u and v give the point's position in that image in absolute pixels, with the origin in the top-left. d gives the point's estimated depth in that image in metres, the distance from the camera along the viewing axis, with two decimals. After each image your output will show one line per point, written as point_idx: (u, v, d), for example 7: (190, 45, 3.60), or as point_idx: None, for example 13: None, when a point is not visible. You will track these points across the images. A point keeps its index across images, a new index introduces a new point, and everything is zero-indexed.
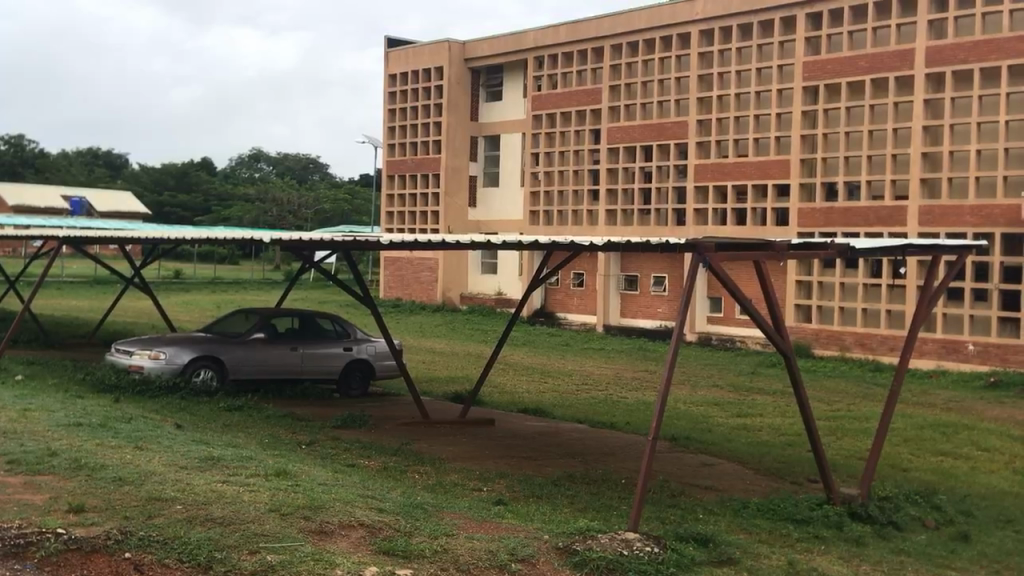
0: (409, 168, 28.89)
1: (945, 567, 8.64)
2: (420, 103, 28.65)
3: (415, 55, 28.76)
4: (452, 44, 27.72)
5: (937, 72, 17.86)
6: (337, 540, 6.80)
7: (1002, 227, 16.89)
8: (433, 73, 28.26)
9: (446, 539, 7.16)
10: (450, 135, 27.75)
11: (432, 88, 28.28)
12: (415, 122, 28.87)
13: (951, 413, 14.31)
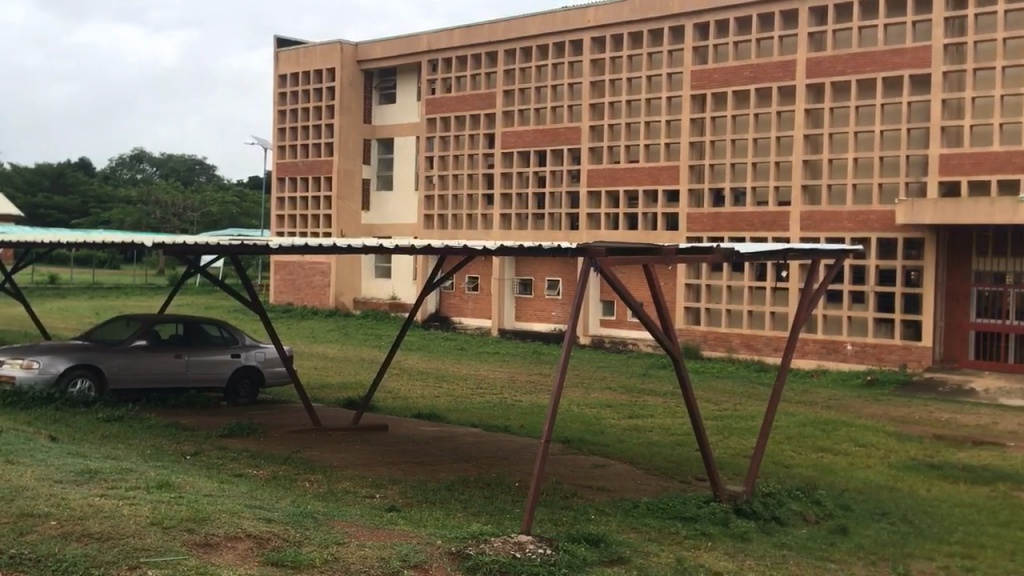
0: (300, 171, 28.44)
1: (824, 560, 8.97)
2: (311, 105, 28.16)
3: (307, 56, 28.31)
4: (344, 46, 27.36)
5: (817, 83, 18.59)
6: (223, 552, 6.61)
7: (877, 232, 17.71)
8: (325, 74, 27.85)
9: (338, 548, 7.05)
10: (343, 138, 27.42)
11: (324, 90, 27.87)
12: (306, 124, 28.41)
13: (830, 410, 14.89)
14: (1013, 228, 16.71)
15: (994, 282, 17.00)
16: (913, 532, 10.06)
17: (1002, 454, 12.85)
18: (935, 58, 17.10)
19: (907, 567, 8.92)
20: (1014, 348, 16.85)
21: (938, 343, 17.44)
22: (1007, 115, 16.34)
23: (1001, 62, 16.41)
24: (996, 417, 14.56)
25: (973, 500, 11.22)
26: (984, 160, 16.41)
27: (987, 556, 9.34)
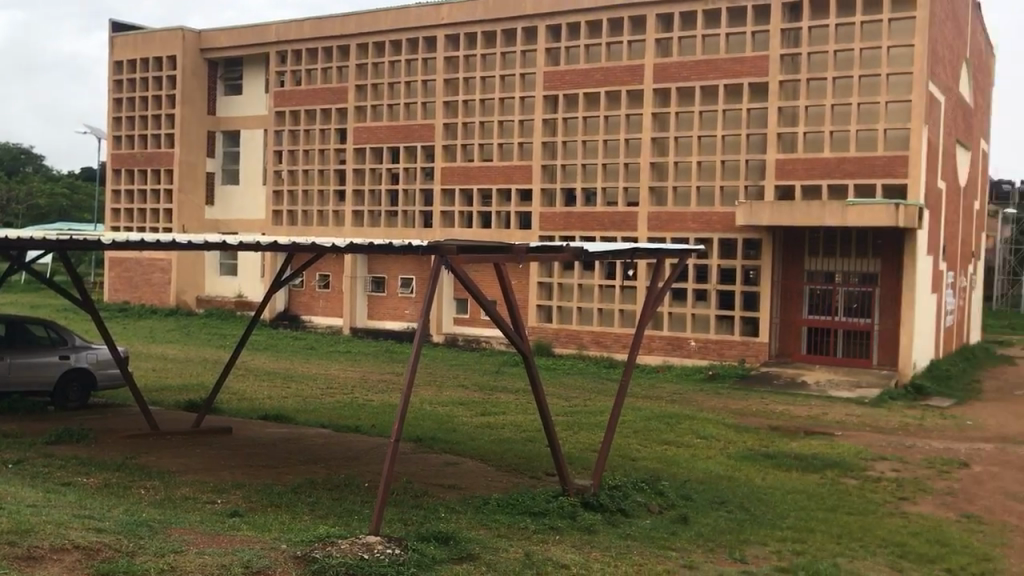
0: (138, 163, 27.17)
1: (667, 548, 9.26)
2: (150, 94, 26.96)
3: (145, 43, 27.08)
4: (186, 33, 26.33)
5: (663, 88, 19.23)
6: (46, 567, 6.21)
7: (718, 232, 18.48)
8: (165, 62, 26.71)
9: (175, 557, 6.75)
10: (185, 129, 26.37)
11: (164, 78, 26.72)
12: (145, 114, 27.15)
13: (674, 404, 15.42)
14: (842, 229, 17.85)
15: (824, 281, 18.04)
16: (749, 519, 10.54)
17: (830, 443, 13.64)
18: (773, 67, 17.98)
19: (743, 553, 9.33)
20: (841, 343, 17.94)
21: (773, 339, 18.33)
22: (837, 124, 17.38)
23: (832, 74, 17.45)
24: (826, 408, 15.45)
25: (804, 487, 11.86)
26: (816, 165, 17.39)
27: (815, 539, 9.87)
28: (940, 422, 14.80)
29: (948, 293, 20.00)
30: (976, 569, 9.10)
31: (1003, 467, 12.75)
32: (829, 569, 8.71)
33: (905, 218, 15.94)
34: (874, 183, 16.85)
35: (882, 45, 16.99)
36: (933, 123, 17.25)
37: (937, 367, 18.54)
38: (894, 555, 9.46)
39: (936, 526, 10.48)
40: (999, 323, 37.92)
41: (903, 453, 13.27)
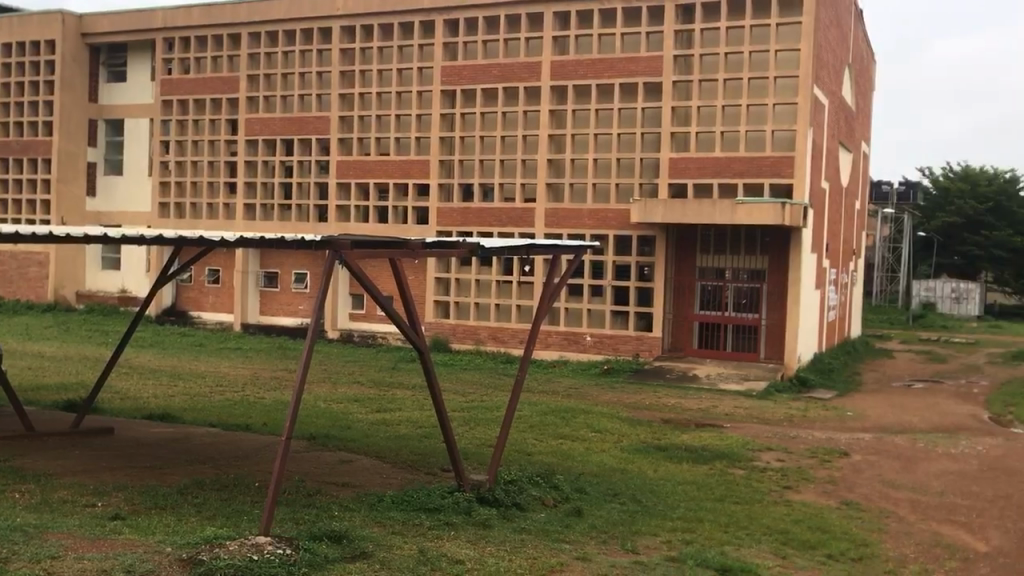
0: (14, 152, 25.89)
1: (560, 541, 9.34)
2: (26, 79, 25.70)
3: (21, 25, 25.80)
4: (66, 17, 25.21)
5: (560, 86, 19.41)
6: None
7: (614, 229, 18.78)
8: (43, 46, 25.52)
9: (50, 563, 6.45)
10: (64, 117, 25.26)
11: (41, 63, 25.52)
12: (21, 100, 25.88)
13: (570, 399, 15.60)
14: (731, 227, 18.39)
15: (714, 277, 18.56)
16: (641, 510, 10.74)
17: (718, 434, 14.03)
18: (666, 67, 18.38)
19: (635, 543, 9.50)
20: (730, 338, 18.50)
21: (666, 334, 18.76)
22: (728, 124, 17.89)
23: (723, 75, 17.95)
24: (716, 400, 15.89)
25: (694, 478, 12.16)
26: (708, 164, 17.84)
27: (704, 529, 10.12)
28: (822, 413, 15.40)
29: (830, 290, 20.83)
30: (854, 554, 9.49)
31: (881, 455, 13.36)
32: (717, 557, 8.95)
33: (790, 217, 16.52)
34: (762, 182, 17.41)
35: (770, 48, 17.57)
36: (817, 125, 17.93)
37: (821, 361, 19.29)
38: (778, 543, 9.78)
39: (818, 514, 10.89)
40: (877, 318, 39.70)
41: (788, 443, 13.76)
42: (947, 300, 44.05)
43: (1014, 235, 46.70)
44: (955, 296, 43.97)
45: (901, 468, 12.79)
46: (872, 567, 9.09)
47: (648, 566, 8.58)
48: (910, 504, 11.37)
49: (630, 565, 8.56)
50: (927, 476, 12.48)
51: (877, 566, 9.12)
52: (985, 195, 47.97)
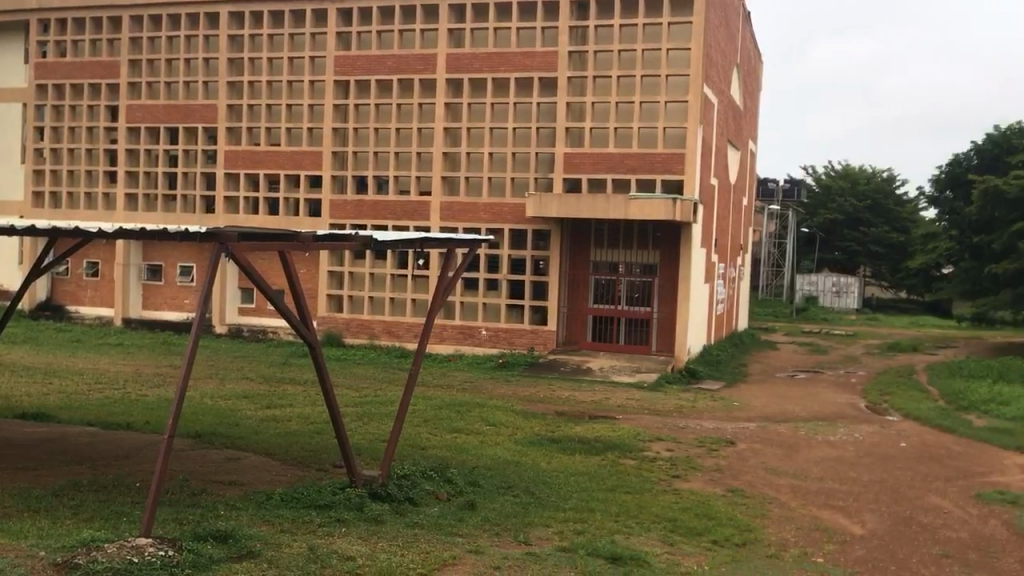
0: None
1: (452, 535, 9.30)
2: None
3: None
4: None
5: (456, 78, 19.37)
6: None
7: (509, 223, 18.88)
8: None
9: None
10: None
11: None
12: None
13: (464, 392, 15.60)
14: (624, 222, 18.72)
15: (608, 271, 18.88)
16: (534, 502, 10.81)
17: (610, 426, 14.25)
18: (561, 63, 18.54)
19: (527, 535, 9.54)
20: (623, 331, 18.87)
21: (561, 327, 18.97)
22: (621, 120, 18.19)
23: (616, 72, 18.23)
24: (609, 392, 16.15)
25: (587, 469, 12.31)
26: (602, 159, 18.09)
27: (596, 519, 10.25)
28: (710, 404, 15.83)
29: (719, 284, 21.45)
30: (739, 539, 9.75)
31: (765, 444, 13.81)
32: (607, 546, 9.04)
33: (682, 213, 16.90)
34: (655, 179, 17.76)
35: (662, 47, 17.93)
36: (707, 123, 18.42)
37: (710, 353, 19.83)
38: (666, 530, 9.97)
39: (705, 501, 11.17)
40: (764, 311, 41.10)
41: (677, 433, 14.08)
42: (828, 294, 45.85)
43: (890, 232, 49.20)
44: (835, 289, 45.74)
45: (783, 456, 13.26)
46: (756, 551, 9.36)
47: (540, 556, 8.59)
48: (792, 490, 11.78)
49: (522, 556, 8.57)
50: (807, 463, 12.96)
51: (760, 551, 9.39)
52: (864, 194, 50.56)
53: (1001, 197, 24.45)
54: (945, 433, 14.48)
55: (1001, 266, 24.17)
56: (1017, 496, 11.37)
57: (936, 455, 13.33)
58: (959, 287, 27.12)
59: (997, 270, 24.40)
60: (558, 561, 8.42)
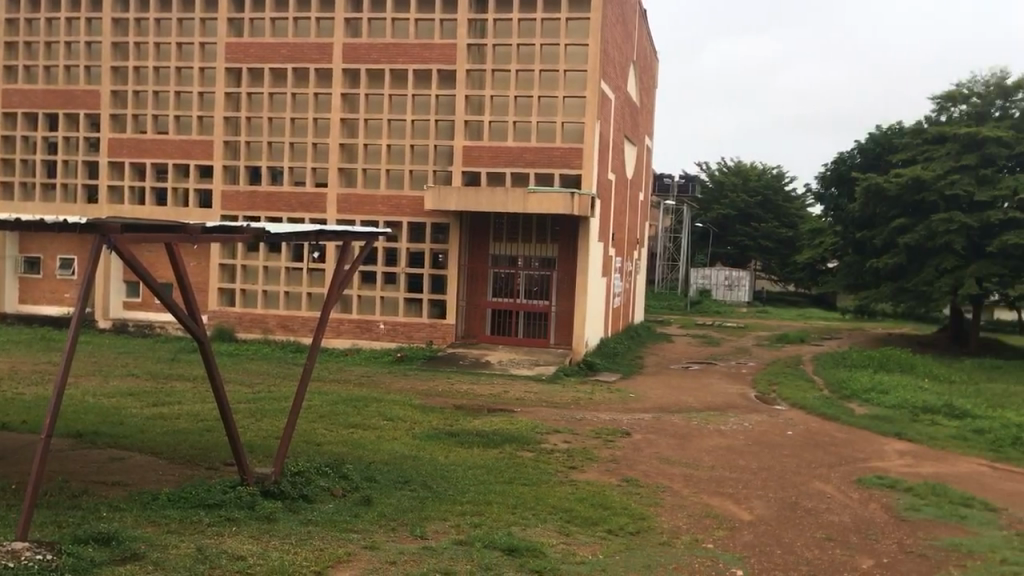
0: None
1: (348, 531, 9.12)
2: None
3: None
4: None
5: (353, 69, 19.13)
6: None
7: (407, 216, 18.81)
8: None
9: None
10: None
11: None
12: None
13: (361, 387, 15.43)
14: (523, 216, 18.84)
15: (507, 265, 18.99)
16: (432, 496, 10.72)
17: (508, 419, 14.30)
18: (459, 56, 18.54)
19: (424, 530, 9.44)
20: (522, 324, 18.99)
21: (460, 321, 19.01)
22: (520, 114, 18.30)
23: (515, 66, 18.32)
24: (507, 385, 16.24)
25: (485, 462, 12.30)
26: (501, 153, 18.20)
27: (493, 511, 10.24)
28: (607, 396, 16.06)
29: (616, 277, 21.85)
30: (633, 528, 9.86)
31: (659, 434, 14.09)
32: (504, 538, 8.97)
33: (579, 207, 17.08)
34: (553, 173, 17.94)
35: (560, 42, 18.11)
36: (604, 119, 18.70)
37: (607, 345, 20.15)
38: (563, 521, 10.00)
39: (601, 491, 11.29)
40: (660, 304, 41.98)
41: (574, 425, 14.24)
42: (721, 287, 47.57)
43: (778, 227, 50.82)
44: (728, 283, 47.41)
45: (677, 445, 13.55)
46: (649, 539, 9.48)
47: (436, 551, 8.44)
48: (685, 478, 12.04)
49: (417, 550, 8.42)
50: (699, 452, 13.29)
51: (653, 538, 9.52)
52: (755, 189, 52.11)
53: (883, 194, 25.62)
54: (829, 421, 15.06)
55: (882, 260, 25.34)
56: (895, 480, 11.90)
57: (820, 442, 13.86)
58: (843, 280, 28.30)
59: (879, 264, 25.57)
60: (454, 554, 8.30)
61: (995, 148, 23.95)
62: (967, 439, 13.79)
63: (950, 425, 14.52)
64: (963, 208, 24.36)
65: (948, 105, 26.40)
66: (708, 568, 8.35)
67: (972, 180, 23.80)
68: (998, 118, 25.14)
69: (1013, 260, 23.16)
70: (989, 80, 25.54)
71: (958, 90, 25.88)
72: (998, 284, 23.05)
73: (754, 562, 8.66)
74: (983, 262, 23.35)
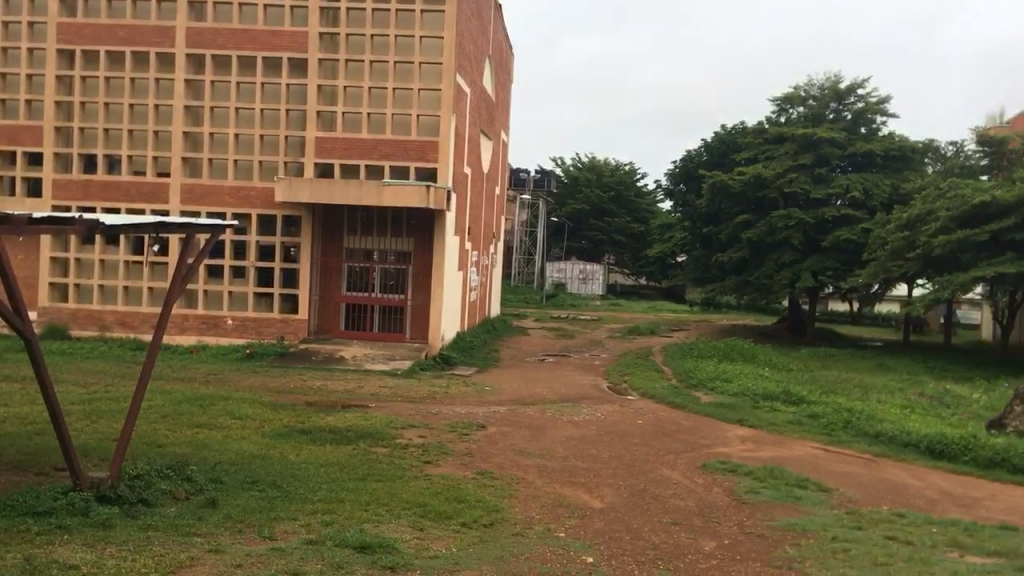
0: None
1: (190, 535, 8.50)
2: None
3: None
4: None
5: (197, 54, 18.48)
6: None
7: (256, 208, 18.35)
8: None
9: None
10: None
11: None
12: None
13: (207, 385, 14.87)
14: (378, 209, 18.79)
15: (362, 259, 18.91)
16: (281, 496, 10.14)
17: (362, 415, 14.05)
18: (311, 44, 18.25)
19: (272, 530, 8.89)
20: (377, 318, 18.96)
21: (312, 316, 18.65)
22: (374, 105, 18.15)
23: (369, 57, 18.16)
24: (361, 380, 16.03)
25: (336, 460, 11.90)
26: (355, 145, 18.05)
27: (345, 509, 9.80)
28: (462, 389, 16.06)
29: (472, 271, 21.96)
30: (487, 520, 9.65)
31: (513, 426, 14.18)
32: (356, 535, 8.45)
33: (435, 200, 17.21)
34: (409, 166, 17.92)
35: (415, 34, 18.07)
36: (460, 112, 18.79)
37: (464, 339, 20.19)
38: (417, 516, 9.66)
39: (455, 485, 11.11)
40: (517, 298, 42.44)
41: (429, 420, 14.15)
42: (575, 280, 49.32)
43: (630, 223, 52.66)
44: (582, 276, 49.32)
45: (531, 437, 13.67)
46: (502, 531, 9.29)
47: (286, 551, 7.85)
48: (538, 469, 12.10)
49: (265, 551, 7.86)
50: (553, 443, 13.45)
51: (507, 530, 9.33)
52: (609, 185, 53.28)
53: (727, 191, 26.76)
54: (677, 410, 15.58)
55: (727, 255, 26.51)
56: (736, 465, 12.40)
57: (668, 430, 14.30)
58: (691, 274, 29.43)
59: (725, 258, 26.72)
60: (305, 555, 7.73)
61: (829, 149, 25.46)
62: (802, 424, 14.55)
63: (788, 410, 15.28)
64: (801, 205, 25.83)
65: (787, 107, 27.81)
66: (560, 557, 8.11)
67: (808, 179, 25.22)
68: (832, 120, 26.69)
69: (845, 255, 24.63)
70: (823, 83, 27.07)
71: (796, 93, 27.28)
72: (832, 276, 24.48)
73: (604, 549, 8.52)
74: (818, 257, 24.75)
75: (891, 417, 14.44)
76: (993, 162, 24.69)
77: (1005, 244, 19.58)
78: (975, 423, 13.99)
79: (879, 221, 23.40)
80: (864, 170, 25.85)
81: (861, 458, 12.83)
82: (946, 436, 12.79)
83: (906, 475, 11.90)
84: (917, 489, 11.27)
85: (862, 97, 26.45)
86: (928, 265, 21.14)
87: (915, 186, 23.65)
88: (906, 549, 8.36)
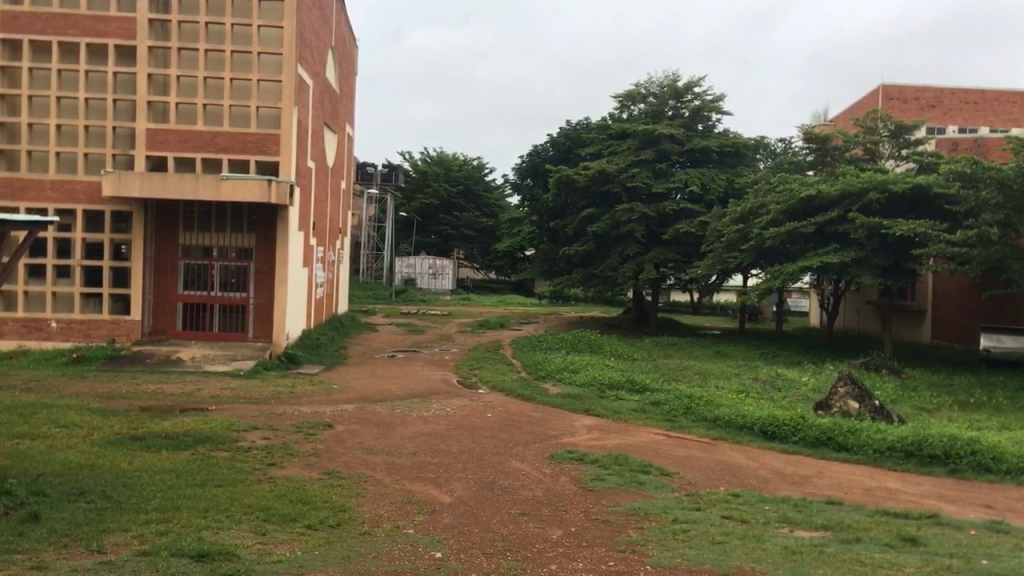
0: None
1: (9, 553, 7.49)
2: None
3: None
4: None
5: (13, 40, 17.38)
6: None
7: (82, 204, 17.47)
8: None
9: None
10: None
11: None
12: None
13: (29, 393, 13.89)
14: (217, 204, 18.18)
15: (201, 256, 18.21)
16: (111, 507, 9.16)
17: (201, 419, 13.46)
18: (140, 31, 17.44)
19: (100, 543, 7.92)
20: (217, 318, 18.27)
21: (146, 316, 17.95)
22: (209, 97, 17.59)
23: (203, 45, 17.54)
24: (201, 383, 15.42)
25: (172, 466, 11.04)
26: (189, 137, 17.42)
27: (181, 517, 8.84)
28: (309, 389, 15.71)
29: (317, 268, 21.54)
30: (333, 521, 9.05)
31: (360, 424, 13.93)
32: (192, 543, 7.79)
33: (277, 195, 16.82)
34: (248, 159, 17.48)
35: (252, 23, 17.64)
36: (303, 105, 18.50)
37: (310, 337, 19.78)
38: (259, 521, 8.93)
39: (301, 487, 10.47)
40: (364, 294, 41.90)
41: (274, 421, 13.67)
42: (425, 276, 49.56)
43: (479, 218, 53.44)
44: (432, 272, 49.56)
45: (379, 434, 13.45)
46: (349, 531, 8.74)
47: (115, 565, 7.19)
48: (387, 465, 11.86)
49: (93, 566, 7.11)
50: (402, 439, 13.26)
51: (354, 530, 8.78)
52: (456, 179, 53.62)
53: (573, 185, 27.25)
54: (524, 403, 15.72)
55: (573, 249, 27.06)
56: (583, 453, 12.61)
57: (516, 422, 14.43)
58: (539, 267, 29.95)
59: (573, 252, 27.28)
60: (138, 568, 7.11)
61: (669, 145, 26.46)
62: (646, 412, 14.99)
63: (632, 399, 15.73)
64: (643, 199, 26.53)
65: (629, 104, 28.65)
66: (408, 553, 7.80)
67: (649, 174, 26.09)
68: (671, 117, 27.78)
69: (685, 247, 25.65)
70: (662, 82, 28.00)
71: (636, 90, 28.09)
72: (673, 268, 25.42)
73: (453, 543, 8.28)
74: (659, 249, 25.60)
75: (728, 401, 15.07)
76: (818, 158, 26.23)
77: (829, 235, 20.75)
78: (803, 405, 14.78)
79: (716, 215, 24.61)
80: (701, 166, 27.00)
81: (700, 441, 13.33)
82: (776, 418, 13.45)
83: (742, 456, 12.44)
84: (751, 469, 11.79)
85: (698, 96, 27.46)
86: (760, 257, 22.37)
87: (747, 182, 24.93)
88: (741, 527, 8.69)
